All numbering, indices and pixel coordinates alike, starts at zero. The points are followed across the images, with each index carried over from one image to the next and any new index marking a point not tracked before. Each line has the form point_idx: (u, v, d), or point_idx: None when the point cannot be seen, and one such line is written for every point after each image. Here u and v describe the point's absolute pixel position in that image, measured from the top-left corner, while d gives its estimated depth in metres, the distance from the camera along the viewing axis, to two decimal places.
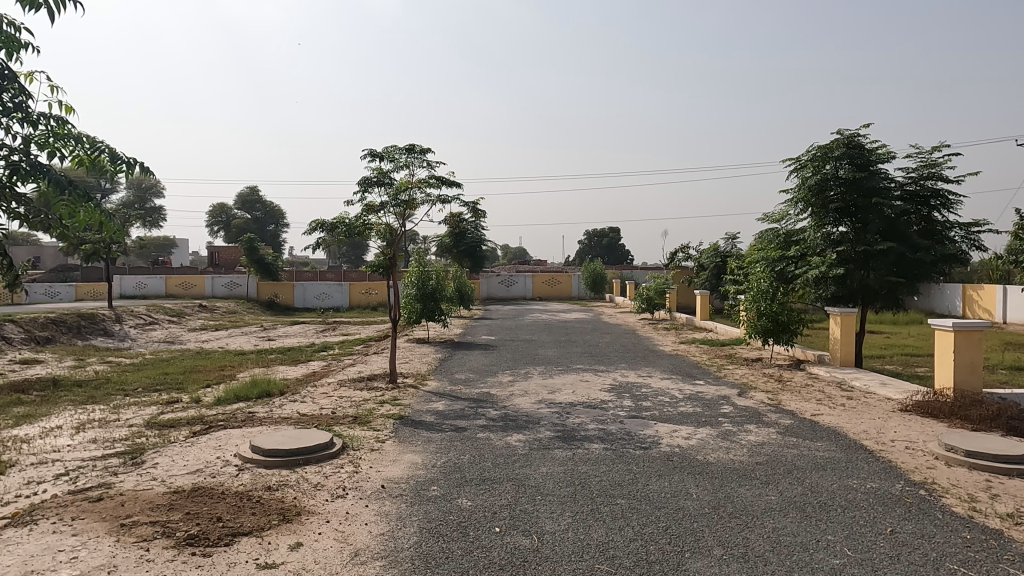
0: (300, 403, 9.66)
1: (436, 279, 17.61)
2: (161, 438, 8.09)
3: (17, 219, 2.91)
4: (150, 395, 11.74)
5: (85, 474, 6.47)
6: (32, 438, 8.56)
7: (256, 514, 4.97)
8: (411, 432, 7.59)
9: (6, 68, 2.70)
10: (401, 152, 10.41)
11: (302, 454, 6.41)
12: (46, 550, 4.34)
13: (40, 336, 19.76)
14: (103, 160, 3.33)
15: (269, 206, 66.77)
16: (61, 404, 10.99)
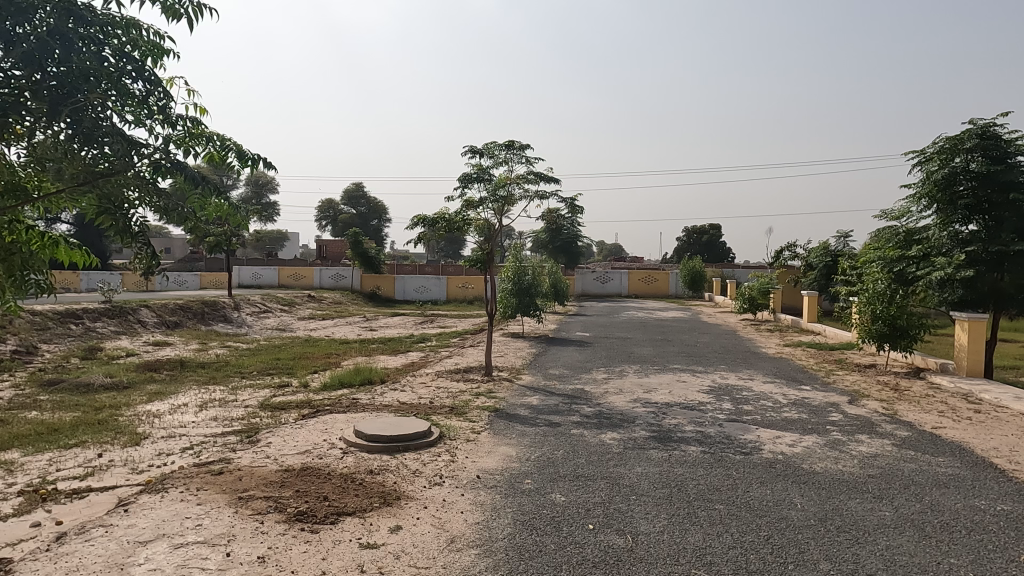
0: (400, 392, 10.02)
1: (532, 275, 17.71)
2: (273, 419, 8.64)
3: (156, 213, 3.19)
4: (264, 378, 12.57)
5: (208, 449, 7.03)
6: (162, 413, 9.40)
7: (359, 496, 5.20)
8: (506, 425, 7.70)
9: (155, 73, 2.95)
10: (500, 148, 10.53)
11: (401, 440, 6.65)
12: (175, 516, 4.75)
13: (169, 321, 21.66)
14: (232, 157, 3.58)
15: (373, 201, 69.28)
16: (187, 383, 12.01)
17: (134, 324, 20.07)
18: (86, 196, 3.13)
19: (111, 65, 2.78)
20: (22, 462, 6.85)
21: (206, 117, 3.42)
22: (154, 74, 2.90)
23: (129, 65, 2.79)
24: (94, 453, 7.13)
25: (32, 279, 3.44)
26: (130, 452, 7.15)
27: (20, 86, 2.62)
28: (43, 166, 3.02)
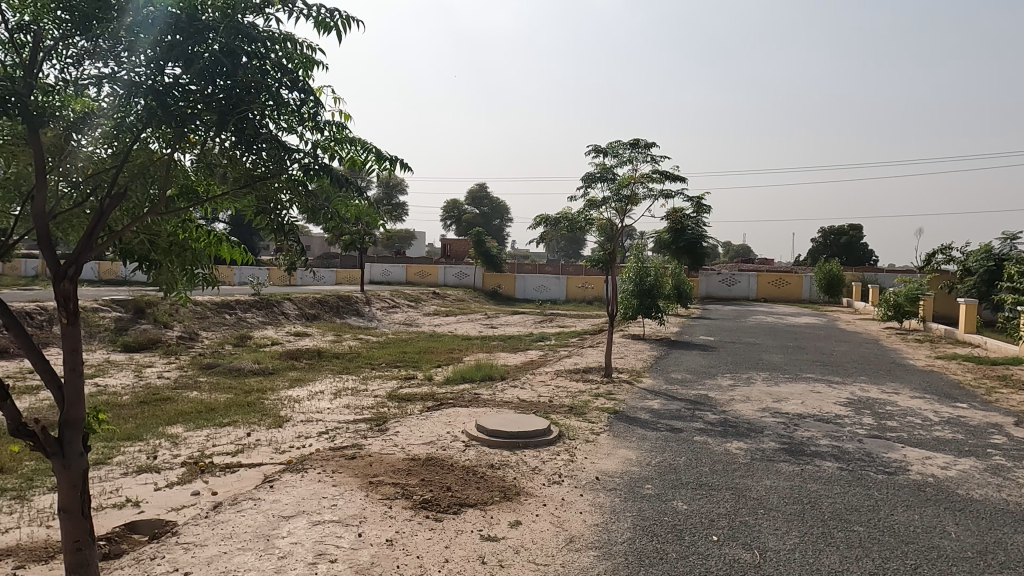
0: (520, 389, 10.17)
1: (654, 275, 17.31)
2: (399, 409, 9.08)
3: (303, 214, 3.43)
4: (392, 370, 13.23)
5: (341, 435, 7.50)
6: (301, 398, 10.16)
7: (480, 488, 5.33)
8: (626, 428, 7.59)
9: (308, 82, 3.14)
10: (625, 147, 10.38)
11: (521, 437, 6.74)
12: (313, 495, 5.11)
13: (309, 313, 23.36)
14: (372, 160, 3.75)
15: (495, 201, 70.66)
16: (324, 372, 12.89)
17: (279, 315, 21.84)
18: (246, 197, 3.45)
19: (271, 76, 3.00)
20: (185, 436, 7.67)
21: (350, 123, 3.61)
22: (307, 83, 3.10)
23: (285, 76, 3.00)
24: (244, 432, 7.84)
25: (200, 273, 3.84)
26: (274, 433, 7.79)
27: (195, 97, 2.89)
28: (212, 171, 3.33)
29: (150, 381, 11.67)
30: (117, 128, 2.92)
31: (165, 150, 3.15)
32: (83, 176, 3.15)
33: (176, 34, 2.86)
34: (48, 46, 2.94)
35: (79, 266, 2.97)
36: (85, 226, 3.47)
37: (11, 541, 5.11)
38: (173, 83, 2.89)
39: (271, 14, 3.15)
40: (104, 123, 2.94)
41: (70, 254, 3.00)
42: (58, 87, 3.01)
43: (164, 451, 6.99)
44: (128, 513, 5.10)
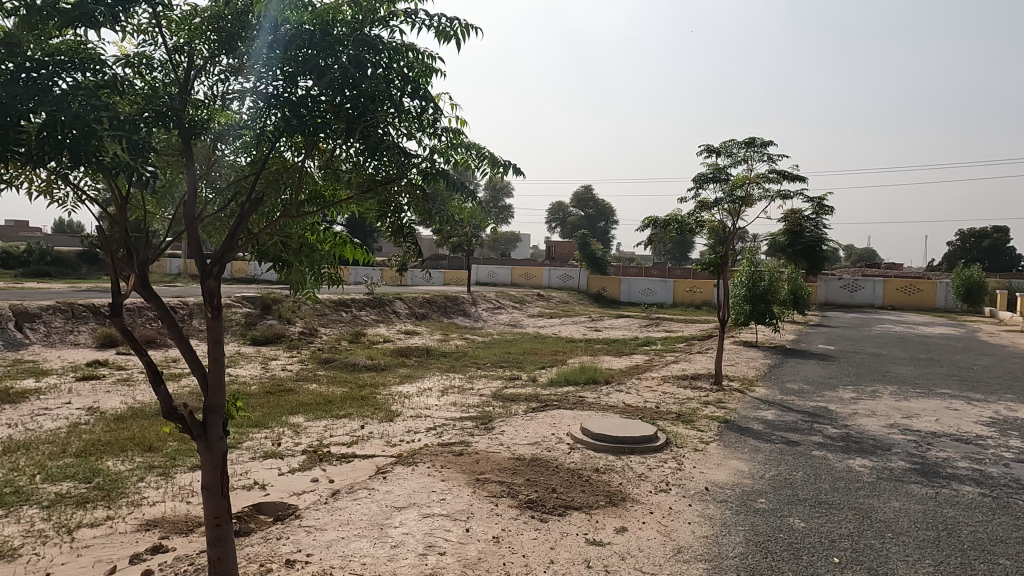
0: (626, 393, 10.02)
1: (769, 280, 16.52)
2: (504, 409, 9.20)
3: (419, 218, 3.57)
4: (497, 370, 13.46)
5: (449, 431, 7.71)
6: (411, 394, 10.54)
7: (585, 492, 5.31)
8: (737, 438, 7.29)
9: (427, 89, 3.25)
10: (739, 146, 10.00)
11: (628, 442, 6.65)
12: (423, 488, 5.29)
13: (418, 312, 24.20)
14: (487, 165, 3.82)
15: (600, 202, 69.82)
16: (432, 370, 13.30)
17: (391, 314, 22.79)
18: (369, 201, 3.62)
19: (394, 85, 3.14)
20: (306, 426, 8.17)
21: (466, 128, 3.71)
22: (428, 91, 3.22)
23: (408, 85, 3.13)
24: (358, 424, 8.24)
25: (325, 273, 4.06)
26: (385, 427, 8.13)
27: (325, 107, 3.06)
28: (338, 177, 3.53)
29: (274, 373, 12.52)
30: (257, 138, 3.16)
31: (297, 158, 3.37)
32: (226, 183, 3.43)
33: (310, 49, 3.06)
34: (200, 65, 3.23)
35: (222, 264, 3.23)
36: (227, 228, 3.77)
37: (157, 513, 5.65)
38: (306, 94, 3.08)
39: (395, 25, 3.29)
40: (246, 134, 3.18)
41: (215, 254, 3.27)
42: (206, 102, 3.29)
43: (288, 439, 7.48)
44: (255, 495, 5.50)
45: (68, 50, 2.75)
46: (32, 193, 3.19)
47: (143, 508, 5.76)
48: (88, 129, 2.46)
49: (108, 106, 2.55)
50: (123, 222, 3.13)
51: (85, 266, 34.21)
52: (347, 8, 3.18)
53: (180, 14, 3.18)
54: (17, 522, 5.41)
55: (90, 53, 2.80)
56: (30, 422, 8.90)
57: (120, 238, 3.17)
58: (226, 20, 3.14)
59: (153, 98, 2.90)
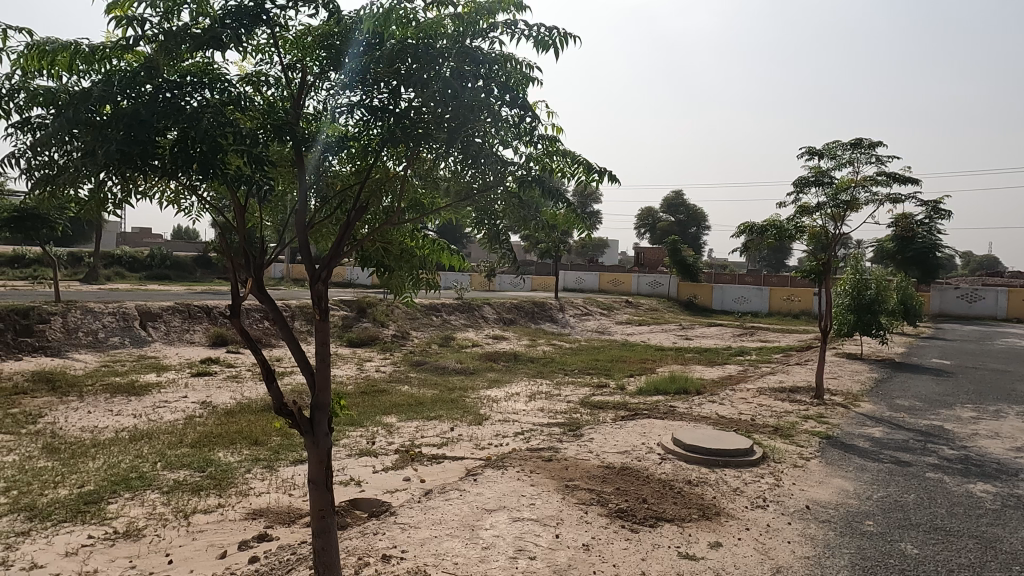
0: (718, 405, 9.71)
1: (876, 288, 15.55)
2: (592, 416, 9.14)
3: (513, 226, 3.62)
4: (584, 377, 13.38)
5: (537, 437, 7.74)
6: (499, 399, 10.67)
7: (677, 504, 5.19)
8: (841, 456, 6.91)
9: (525, 97, 3.29)
10: (844, 147, 9.50)
11: (722, 455, 6.44)
12: (513, 492, 5.33)
13: (506, 318, 24.46)
14: (582, 172, 3.83)
15: (692, 206, 68.00)
16: (519, 375, 13.40)
17: (479, 318, 23.16)
18: (466, 208, 3.72)
19: (493, 95, 3.21)
20: (398, 426, 8.44)
21: (562, 136, 3.73)
22: (526, 100, 3.27)
23: (506, 95, 3.19)
24: (448, 426, 8.42)
25: (423, 279, 4.19)
26: (474, 430, 8.27)
27: (426, 118, 3.16)
28: (437, 185, 3.64)
29: (369, 374, 13.01)
30: (363, 149, 3.31)
31: (399, 168, 3.50)
32: (332, 192, 3.61)
33: (413, 62, 3.17)
34: (311, 82, 3.42)
35: (329, 270, 3.40)
36: (332, 235, 3.96)
37: (262, 503, 6.00)
38: (408, 104, 3.19)
39: (494, 36, 3.36)
40: (352, 145, 3.34)
41: (323, 259, 3.44)
42: (316, 116, 3.48)
43: (382, 438, 7.75)
44: (351, 491, 5.73)
45: (197, 71, 2.99)
46: (163, 203, 3.49)
47: (250, 498, 6.13)
48: (214, 144, 2.67)
49: (231, 121, 2.76)
50: (242, 229, 3.35)
51: (200, 269, 36.83)
52: (448, 22, 3.28)
53: (294, 34, 3.37)
54: (141, 505, 5.88)
55: (216, 73, 3.02)
56: (152, 413, 9.67)
57: (239, 244, 3.40)
58: (335, 39, 3.32)
59: (270, 114, 3.10)
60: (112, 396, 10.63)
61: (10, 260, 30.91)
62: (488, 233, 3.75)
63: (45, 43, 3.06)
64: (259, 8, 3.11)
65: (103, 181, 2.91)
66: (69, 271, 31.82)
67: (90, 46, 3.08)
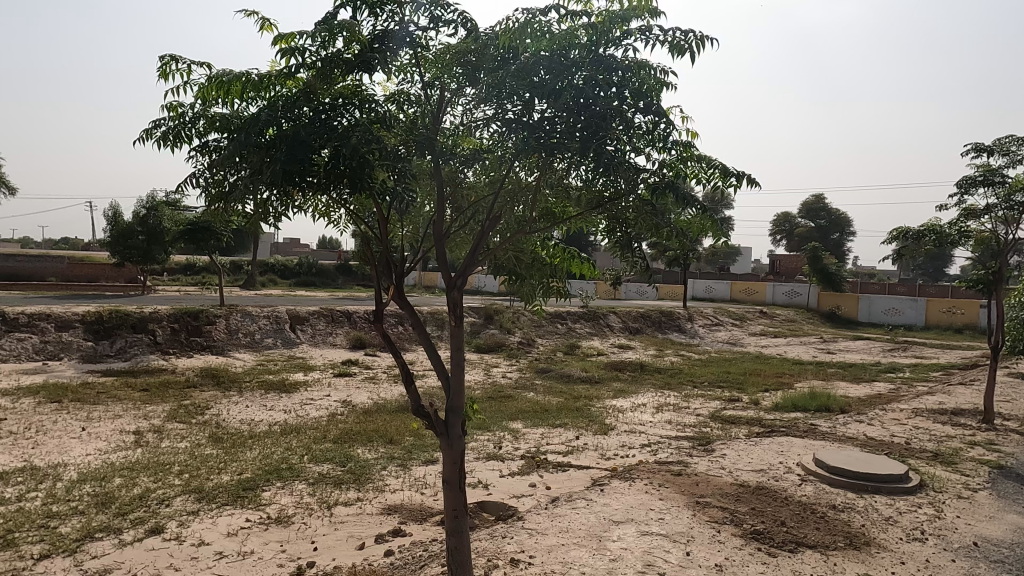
0: (866, 425, 8.96)
1: None
2: (723, 431, 8.76)
3: (644, 233, 3.57)
4: (715, 390, 12.86)
5: (665, 450, 7.53)
6: (625, 409, 10.51)
7: (820, 529, 4.85)
8: (1016, 489, 6.13)
9: (659, 103, 3.24)
10: (1019, 143, 8.47)
11: (871, 479, 5.94)
12: (641, 505, 5.23)
13: (632, 327, 24.06)
14: (718, 177, 3.70)
15: (835, 210, 63.27)
16: (646, 386, 13.12)
17: (605, 327, 22.98)
18: (598, 215, 3.71)
19: (627, 102, 3.20)
20: (524, 432, 8.54)
21: (698, 141, 3.63)
22: (660, 106, 3.21)
23: (640, 101, 3.15)
24: (573, 435, 8.41)
25: (554, 288, 4.23)
26: (600, 440, 8.19)
27: (559, 129, 3.19)
28: (568, 195, 3.67)
29: (495, 380, 13.31)
30: (497, 161, 3.41)
31: (531, 178, 3.56)
32: (468, 203, 3.74)
33: (546, 74, 3.22)
34: (449, 98, 3.58)
35: (464, 277, 3.53)
36: (467, 244, 4.11)
37: (397, 500, 6.30)
38: (541, 115, 3.24)
39: (628, 43, 3.34)
40: (487, 157, 3.45)
41: (459, 267, 3.58)
42: (453, 131, 3.63)
43: (508, 443, 7.89)
44: (479, 493, 5.88)
45: (348, 93, 3.22)
46: (316, 215, 3.78)
47: (386, 494, 6.47)
48: (362, 160, 2.86)
49: (377, 139, 2.96)
50: (385, 239, 3.57)
51: (342, 276, 39.35)
52: (582, 32, 3.31)
53: (434, 53, 3.54)
54: (291, 494, 6.39)
55: (365, 95, 3.25)
56: (300, 409, 10.48)
57: (383, 253, 3.62)
58: (472, 55, 3.45)
59: (411, 130, 3.27)
60: (266, 392, 11.62)
61: (184, 268, 34.80)
62: (618, 243, 3.72)
63: (221, 74, 3.43)
64: (403, 31, 3.29)
65: (267, 197, 3.20)
66: (232, 278, 35.26)
67: (258, 75, 3.41)
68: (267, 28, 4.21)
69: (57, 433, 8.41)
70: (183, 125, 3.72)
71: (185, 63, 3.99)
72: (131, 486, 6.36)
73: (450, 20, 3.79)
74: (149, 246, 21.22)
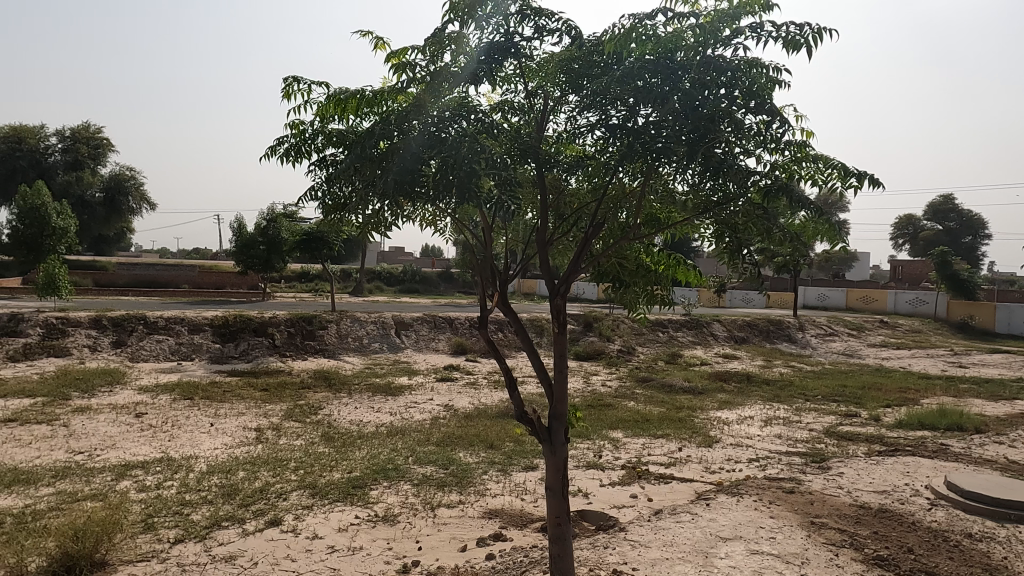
0: (1007, 447, 8.13)
1: None
2: (839, 448, 8.23)
3: (755, 239, 3.43)
4: (829, 404, 12.12)
5: (774, 466, 7.18)
6: (731, 422, 10.11)
7: (954, 560, 4.45)
8: None
9: (772, 102, 3.11)
10: None
11: (1013, 507, 5.38)
12: (750, 522, 5.01)
13: (738, 336, 23.14)
14: (837, 177, 3.50)
15: (967, 211, 57.98)
16: (753, 397, 12.56)
17: (708, 336, 22.25)
18: (705, 221, 3.61)
19: (737, 103, 3.10)
20: (624, 442, 8.41)
21: (814, 140, 3.46)
22: (772, 105, 3.09)
23: (751, 102, 3.05)
24: (676, 446, 8.19)
25: (659, 295, 4.15)
26: (704, 452, 7.92)
27: (664, 133, 3.13)
28: (673, 200, 3.60)
29: (595, 388, 13.19)
30: (602, 167, 3.40)
31: (636, 184, 3.52)
32: (572, 210, 3.75)
33: (651, 78, 3.18)
34: (553, 106, 3.61)
35: (568, 284, 3.53)
36: (570, 251, 4.12)
37: (497, 504, 6.37)
38: (645, 121, 3.20)
39: (738, 43, 3.24)
40: (590, 164, 3.44)
41: (562, 274, 3.60)
42: (557, 139, 3.65)
43: (608, 452, 7.79)
44: (580, 502, 5.84)
45: (456, 105, 3.32)
46: (424, 225, 3.91)
47: (486, 498, 6.55)
48: (469, 170, 2.93)
49: (483, 148, 3.03)
50: (489, 247, 3.64)
51: (443, 283, 40.39)
52: (689, 33, 3.24)
53: (538, 62, 3.58)
54: (397, 493, 6.61)
55: (472, 106, 3.33)
56: (405, 412, 10.84)
57: (488, 261, 3.69)
58: (576, 62, 3.46)
59: (516, 139, 3.31)
60: (372, 395, 12.12)
61: (299, 276, 36.99)
62: (725, 249, 3.60)
63: (338, 92, 3.63)
64: (508, 42, 3.36)
65: (380, 207, 3.35)
66: (342, 285, 37.11)
67: (371, 91, 3.58)
68: (380, 47, 4.41)
69: (189, 427, 9.16)
70: (304, 141, 3.96)
71: (306, 83, 4.26)
72: (252, 479, 6.82)
73: (554, 28, 3.81)
74: (269, 256, 22.65)
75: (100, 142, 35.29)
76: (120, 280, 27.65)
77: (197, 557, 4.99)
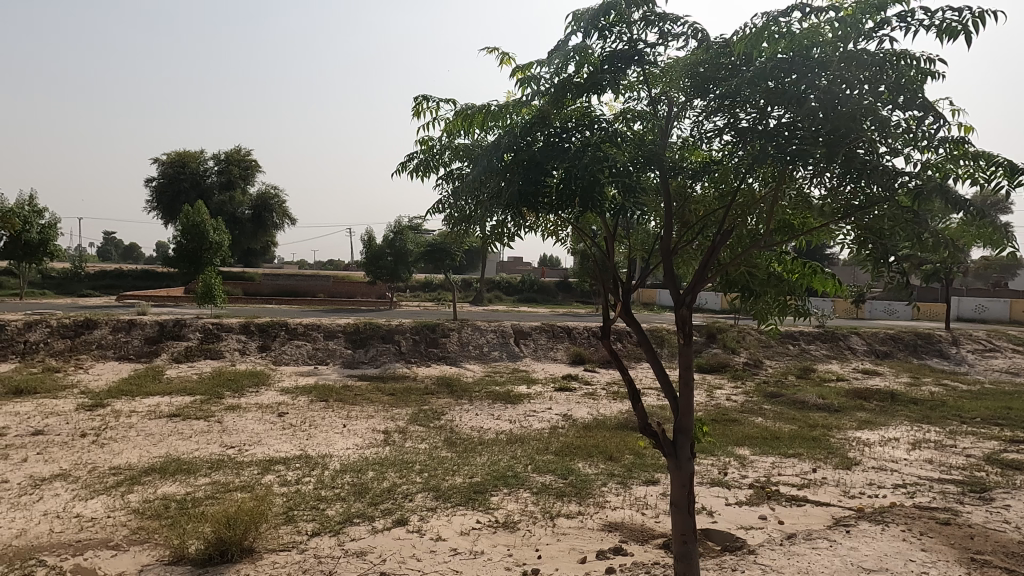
0: None
1: None
2: (1003, 478, 7.36)
3: (903, 243, 3.16)
4: (990, 428, 10.88)
5: (925, 493, 6.55)
6: (872, 443, 9.34)
7: None
8: None
9: (924, 96, 2.86)
10: None
11: None
12: (898, 554, 4.60)
13: (880, 350, 21.35)
14: (1001, 176, 3.16)
15: None
16: (898, 417, 11.53)
17: (845, 350, 20.73)
18: (845, 226, 3.38)
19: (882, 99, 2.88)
20: (752, 459, 8.01)
21: (974, 136, 3.14)
22: (924, 100, 2.84)
23: (900, 97, 2.82)
24: (809, 467, 7.69)
25: (793, 305, 3.93)
26: (842, 475, 7.38)
27: (799, 134, 2.97)
28: (809, 204, 3.41)
29: (719, 402, 12.68)
30: (730, 172, 3.29)
31: (766, 189, 3.36)
32: (698, 217, 3.63)
33: (785, 77, 3.04)
34: (677, 112, 3.53)
35: (693, 294, 3.42)
36: (696, 259, 4.00)
37: (617, 517, 6.27)
38: (778, 122, 3.06)
39: (883, 35, 3.02)
40: (718, 170, 3.33)
41: (688, 283, 3.50)
42: (683, 146, 3.57)
43: (734, 470, 7.45)
44: (704, 520, 5.63)
45: (577, 115, 3.34)
46: (546, 235, 3.95)
47: (606, 510, 6.47)
48: (592, 179, 2.93)
49: (607, 158, 3.01)
50: (612, 257, 3.61)
51: (561, 292, 40.45)
52: (827, 27, 3.05)
53: (662, 68, 3.52)
54: (517, 501, 6.69)
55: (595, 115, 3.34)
56: (524, 420, 10.95)
57: (610, 270, 3.66)
58: (703, 65, 3.37)
59: (639, 146, 3.27)
60: (493, 402, 12.36)
61: (423, 286, 38.48)
62: (870, 256, 3.33)
63: (465, 108, 3.76)
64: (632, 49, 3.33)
65: (503, 218, 3.42)
66: (463, 294, 38.19)
67: (497, 105, 3.68)
68: (505, 62, 4.52)
69: (325, 427, 9.79)
70: (432, 157, 4.13)
71: (434, 100, 4.44)
72: (381, 479, 7.17)
73: (680, 32, 3.73)
74: (396, 266, 23.74)
75: (248, 164, 38.68)
76: (265, 289, 30.10)
77: (332, 550, 5.30)
